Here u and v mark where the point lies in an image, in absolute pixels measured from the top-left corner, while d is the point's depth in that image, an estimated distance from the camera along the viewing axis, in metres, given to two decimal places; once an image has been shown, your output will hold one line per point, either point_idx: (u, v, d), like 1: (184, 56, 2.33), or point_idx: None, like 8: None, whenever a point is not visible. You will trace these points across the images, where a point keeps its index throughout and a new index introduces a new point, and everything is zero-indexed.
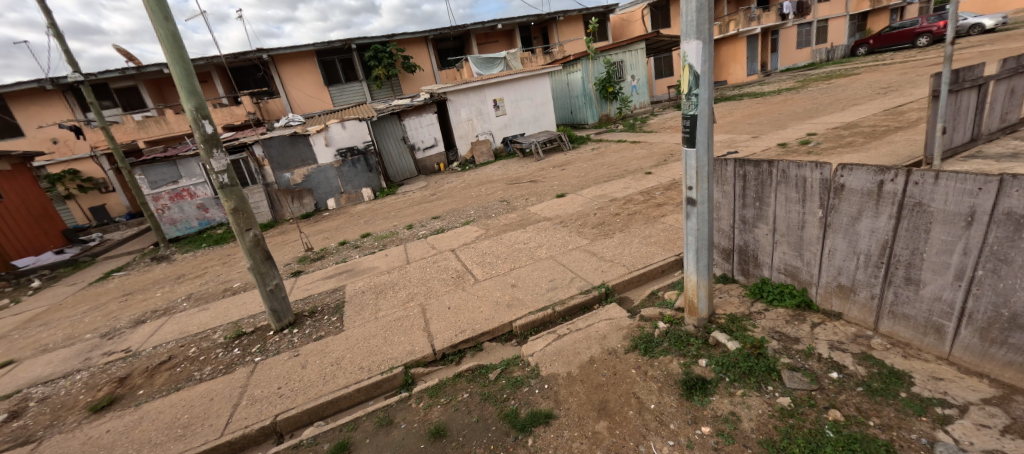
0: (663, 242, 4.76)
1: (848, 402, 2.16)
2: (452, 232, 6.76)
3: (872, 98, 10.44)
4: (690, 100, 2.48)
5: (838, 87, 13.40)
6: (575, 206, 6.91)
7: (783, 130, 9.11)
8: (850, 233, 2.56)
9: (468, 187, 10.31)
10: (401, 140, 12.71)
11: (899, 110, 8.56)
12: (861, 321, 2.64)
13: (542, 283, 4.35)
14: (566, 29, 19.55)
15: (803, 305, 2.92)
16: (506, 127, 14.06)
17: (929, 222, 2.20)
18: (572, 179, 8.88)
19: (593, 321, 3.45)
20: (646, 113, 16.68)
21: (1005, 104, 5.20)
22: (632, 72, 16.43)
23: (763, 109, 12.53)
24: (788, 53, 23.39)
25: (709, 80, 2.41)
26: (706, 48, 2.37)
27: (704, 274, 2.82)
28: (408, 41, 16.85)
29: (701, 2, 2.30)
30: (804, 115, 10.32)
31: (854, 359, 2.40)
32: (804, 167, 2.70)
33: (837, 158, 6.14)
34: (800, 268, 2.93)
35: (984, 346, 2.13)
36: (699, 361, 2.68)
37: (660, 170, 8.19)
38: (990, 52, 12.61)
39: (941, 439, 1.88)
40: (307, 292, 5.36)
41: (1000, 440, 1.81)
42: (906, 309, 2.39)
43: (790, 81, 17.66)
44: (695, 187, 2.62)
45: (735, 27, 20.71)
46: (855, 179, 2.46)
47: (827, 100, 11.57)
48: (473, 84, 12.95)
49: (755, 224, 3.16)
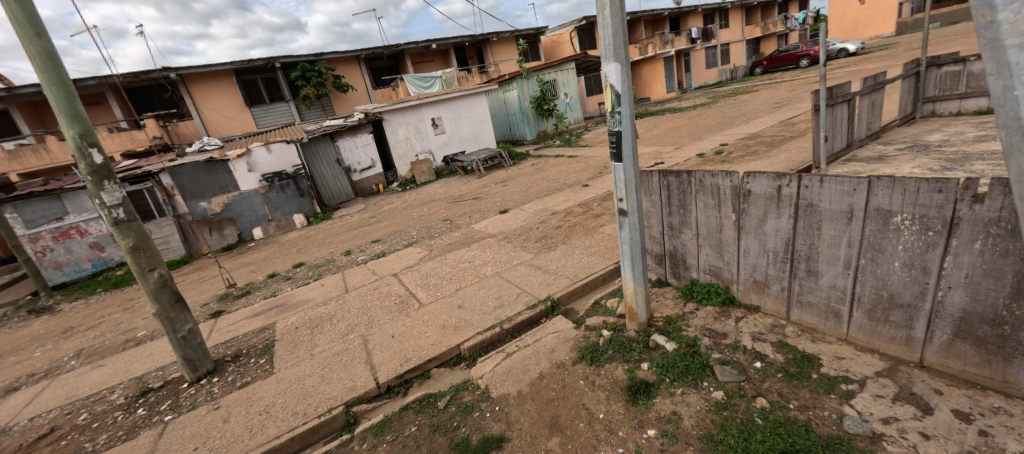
0: (603, 252, 4.95)
1: (772, 389, 2.35)
2: (394, 255, 6.52)
3: (769, 111, 11.86)
4: (613, 117, 2.63)
5: (742, 102, 15.06)
6: (518, 221, 7.01)
7: (700, 141, 10.01)
8: (760, 233, 2.84)
9: (409, 207, 10.07)
10: (335, 162, 12.10)
11: (791, 121, 9.81)
12: (776, 312, 2.92)
13: (489, 302, 4.32)
14: (500, 50, 20.14)
15: (727, 301, 3.17)
16: (445, 145, 14.01)
17: (820, 220, 2.49)
18: (513, 195, 8.99)
19: (540, 336, 3.47)
20: (580, 129, 17.51)
21: (870, 115, 6.13)
22: (564, 90, 17.20)
23: (682, 123, 13.70)
24: (699, 72, 25.87)
25: (629, 99, 2.58)
26: (624, 70, 2.53)
27: (640, 280, 2.96)
28: (338, 61, 16.32)
29: (616, 28, 2.47)
30: (716, 128, 11.41)
31: (773, 348, 2.64)
32: (717, 176, 2.96)
33: (746, 166, 6.86)
34: (722, 267, 3.19)
35: (873, 325, 2.42)
36: (641, 365, 2.78)
37: (596, 182, 8.58)
38: (853, 72, 14.93)
39: (847, 413, 2.10)
40: (229, 334, 4.84)
41: (892, 408, 2.06)
42: (810, 298, 2.68)
43: (702, 98, 19.54)
44: (624, 199, 2.76)
45: (652, 49, 22.76)
46: (758, 185, 2.73)
47: (734, 114, 12.96)
48: (410, 103, 12.79)
49: (681, 229, 3.39)
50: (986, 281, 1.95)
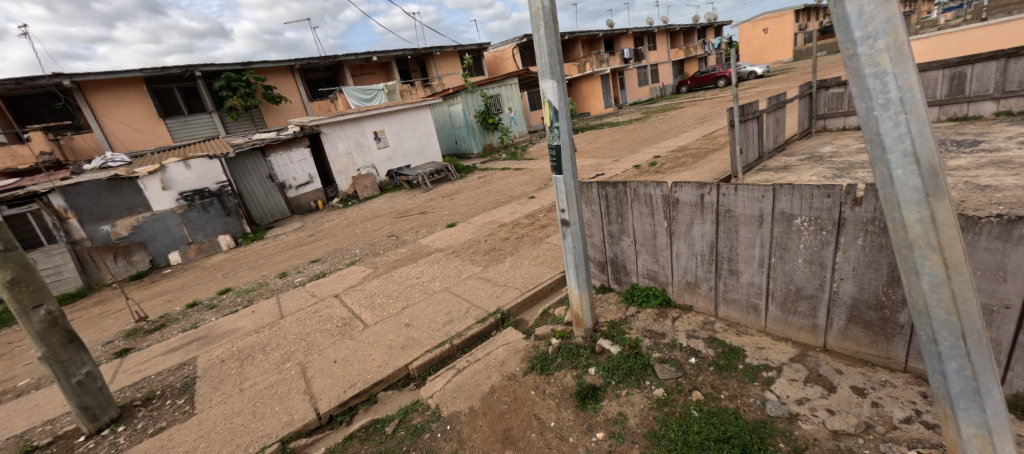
0: (549, 261, 5.08)
1: (705, 381, 2.53)
2: (335, 275, 6.21)
3: (694, 126, 12.92)
4: (553, 132, 2.74)
5: (671, 118, 16.28)
6: (466, 234, 6.98)
7: (636, 154, 10.64)
8: (688, 238, 3.08)
9: (351, 224, 9.67)
10: (267, 178, 11.31)
11: (714, 135, 10.76)
12: (706, 310, 3.16)
13: (437, 318, 4.24)
14: (443, 64, 20.18)
15: (664, 302, 3.39)
16: (388, 159, 13.67)
17: (737, 224, 2.76)
18: (460, 208, 8.95)
19: (491, 349, 3.47)
20: (525, 142, 17.91)
21: (776, 130, 6.91)
22: (508, 104, 17.55)
23: (619, 136, 14.50)
24: (632, 90, 27.63)
25: (566, 114, 2.71)
26: (559, 87, 2.66)
27: (584, 287, 3.07)
28: (269, 71, 15.43)
29: (551, 47, 2.59)
30: (650, 141, 12.20)
31: (705, 344, 2.85)
32: (648, 186, 3.17)
33: (676, 176, 7.41)
34: (658, 271, 3.40)
35: (786, 316, 2.70)
36: (588, 370, 2.88)
37: (541, 194, 8.79)
38: (762, 92, 16.75)
39: (769, 398, 2.31)
40: (139, 374, 4.31)
41: (805, 390, 2.30)
42: (733, 295, 2.94)
43: (635, 114, 20.85)
44: (566, 210, 2.87)
45: (590, 67, 24.00)
46: (684, 194, 2.97)
47: (664, 129, 13.97)
48: (350, 116, 12.38)
49: (620, 237, 3.57)
50: (868, 273, 2.27)
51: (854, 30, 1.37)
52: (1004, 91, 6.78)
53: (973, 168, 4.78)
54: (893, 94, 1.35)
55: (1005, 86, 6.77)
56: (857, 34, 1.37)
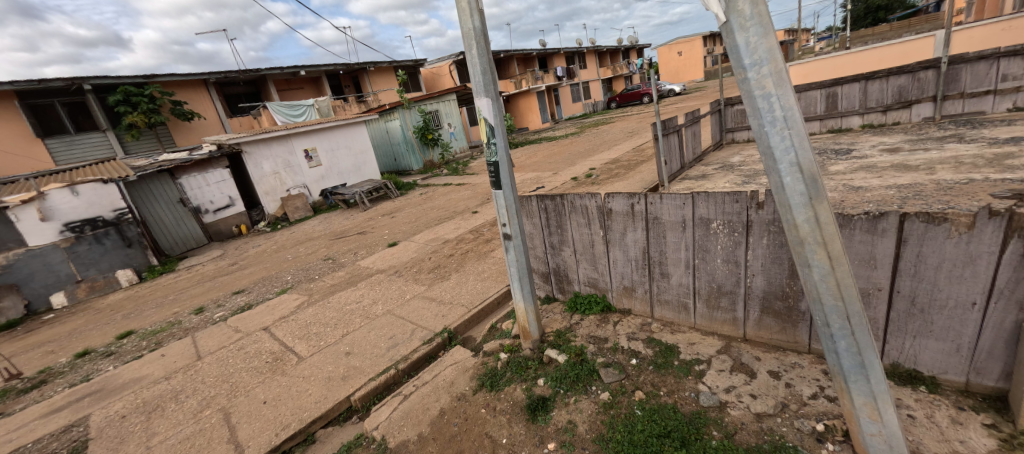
0: (495, 276, 5.10)
1: (646, 381, 2.68)
2: (263, 306, 5.74)
3: (625, 140, 13.80)
4: (490, 149, 2.80)
5: (603, 132, 17.25)
6: (408, 253, 6.81)
7: (573, 167, 11.10)
8: (623, 245, 3.26)
9: (281, 249, 9.02)
10: (178, 203, 10.24)
11: (642, 148, 11.55)
12: (643, 312, 3.36)
13: (381, 344, 4.06)
14: (378, 79, 19.78)
15: (605, 308, 3.54)
16: (321, 178, 13.01)
17: (664, 230, 2.98)
18: (401, 226, 8.73)
19: (439, 370, 3.39)
20: (466, 158, 17.95)
21: (694, 142, 7.61)
22: (448, 120, 17.59)
23: (556, 150, 15.06)
24: (567, 105, 28.92)
25: (502, 130, 2.78)
26: (494, 104, 2.73)
27: (530, 300, 3.13)
28: (179, 85, 14.12)
29: (484, 66, 2.67)
30: (585, 154, 12.79)
31: (644, 344, 3.02)
32: (583, 197, 3.32)
33: (611, 186, 7.83)
34: (598, 278, 3.55)
35: (711, 312, 2.95)
36: (537, 382, 2.92)
37: (484, 208, 8.84)
38: (680, 109, 18.37)
39: (702, 390, 2.50)
40: (13, 443, 3.63)
41: (731, 379, 2.52)
42: (665, 296, 3.16)
43: (571, 128, 21.81)
44: (507, 224, 2.93)
45: (526, 84, 24.81)
46: (617, 204, 3.15)
47: (598, 142, 14.75)
48: (276, 134, 11.65)
49: (560, 247, 3.69)
50: (774, 267, 2.56)
51: (744, 58, 1.58)
52: (867, 107, 8.07)
53: (849, 172, 5.59)
54: (778, 113, 1.58)
55: (867, 103, 8.06)
56: (746, 61, 1.57)
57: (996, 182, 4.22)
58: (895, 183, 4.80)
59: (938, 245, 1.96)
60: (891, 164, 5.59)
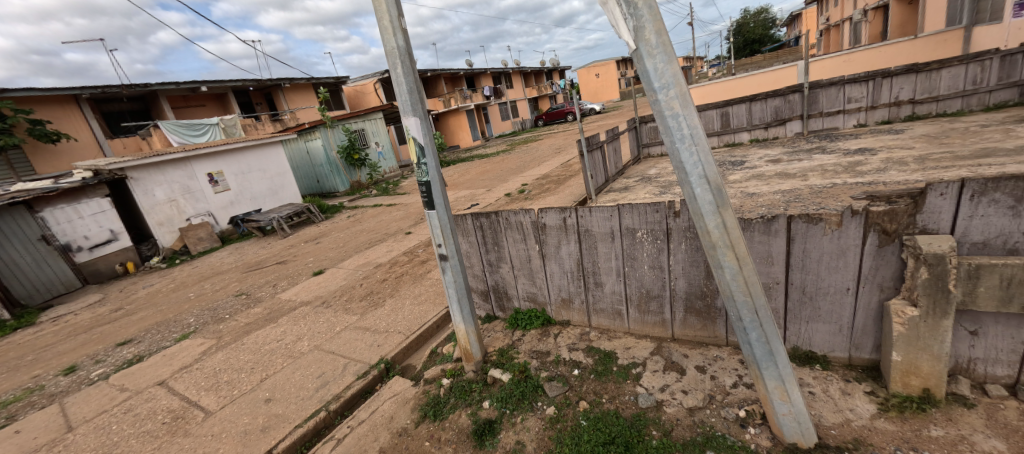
0: (433, 298, 4.92)
1: (588, 389, 2.72)
2: (161, 355, 4.98)
3: (554, 155, 14.35)
4: (420, 168, 2.73)
5: (533, 149, 17.80)
6: (336, 281, 6.37)
7: (506, 183, 11.25)
8: (558, 258, 3.32)
9: (182, 286, 7.97)
10: (39, 241, 8.61)
11: (570, 163, 12.08)
12: (581, 322, 3.44)
13: (308, 384, 3.70)
14: (295, 97, 18.65)
15: (546, 321, 3.57)
16: (230, 204, 11.81)
17: (595, 241, 3.09)
18: (327, 253, 8.17)
19: (376, 406, 3.16)
20: (395, 177, 17.44)
21: (616, 157, 8.11)
22: (374, 139, 17.05)
23: (489, 167, 15.21)
24: (496, 123, 29.49)
25: (432, 150, 2.72)
26: (422, 123, 2.66)
27: (470, 321, 3.05)
28: (41, 102, 12.08)
29: (409, 85, 2.61)
30: (517, 170, 13.06)
31: (584, 354, 3.07)
32: (517, 213, 3.35)
33: (543, 201, 8.06)
34: (536, 292, 3.57)
35: (642, 316, 3.10)
36: (482, 405, 2.83)
37: (418, 229, 8.60)
38: (602, 126, 19.61)
39: (640, 392, 2.58)
40: None
41: (665, 378, 2.64)
42: (601, 305, 3.26)
43: (501, 145, 22.20)
44: (442, 244, 2.85)
45: (455, 102, 24.92)
46: (549, 218, 3.21)
47: (529, 158, 15.16)
48: (171, 156, 10.40)
49: (498, 264, 3.67)
50: (693, 270, 2.75)
51: (653, 81, 1.70)
52: (752, 124, 9.22)
53: (744, 181, 6.30)
54: (687, 131, 1.72)
55: (753, 121, 9.21)
56: (656, 84, 1.70)
57: (853, 186, 5.01)
58: (781, 189, 5.50)
59: (819, 241, 2.24)
60: (776, 173, 6.41)
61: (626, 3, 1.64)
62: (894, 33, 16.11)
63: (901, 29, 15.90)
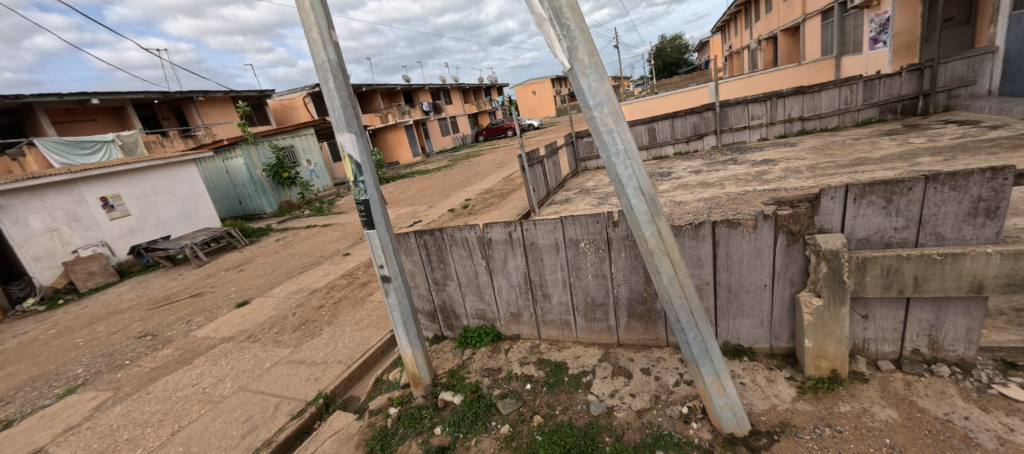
0: (376, 322, 4.70)
1: (541, 403, 2.74)
2: (43, 415, 4.24)
3: (495, 170, 14.52)
4: (358, 187, 2.63)
5: (475, 163, 17.89)
6: (265, 311, 5.88)
7: (449, 198, 11.17)
8: (505, 273, 3.34)
9: (73, 330, 6.90)
10: None
11: (511, 177, 12.29)
12: (531, 335, 3.47)
13: (233, 430, 3.35)
14: (210, 111, 17.23)
15: (495, 337, 3.56)
16: (132, 232, 10.54)
17: (541, 253, 3.15)
18: (253, 281, 7.54)
19: (315, 447, 2.92)
20: (330, 196, 16.62)
21: (556, 171, 8.37)
22: (306, 156, 16.23)
23: (431, 183, 15.03)
24: (437, 139, 29.31)
25: (370, 167, 2.64)
26: (359, 140, 2.58)
27: (417, 343, 2.96)
28: None
29: (344, 101, 2.52)
30: (459, 186, 13.02)
31: (536, 367, 3.09)
32: (462, 229, 3.32)
33: (486, 216, 8.10)
34: (485, 309, 3.55)
35: (589, 324, 3.19)
36: (434, 431, 2.73)
37: (357, 249, 8.23)
38: (541, 141, 20.26)
39: (591, 400, 2.64)
40: None
41: (614, 383, 2.73)
42: (549, 317, 3.32)
43: (443, 161, 22.06)
44: (385, 265, 2.75)
45: (392, 118, 24.41)
46: (495, 233, 3.23)
47: (471, 173, 15.21)
48: (54, 179, 9.09)
49: (445, 282, 3.61)
50: (633, 276, 2.90)
51: (589, 99, 1.80)
52: (676, 138, 10.03)
53: (672, 190, 6.81)
54: (620, 146, 1.83)
55: (676, 136, 10.02)
56: (591, 102, 1.80)
57: (761, 193, 5.61)
58: (702, 197, 6.02)
59: (739, 243, 2.47)
60: (698, 183, 7.00)
61: (560, 25, 1.72)
62: (783, 60, 18.54)
63: (788, 56, 18.34)
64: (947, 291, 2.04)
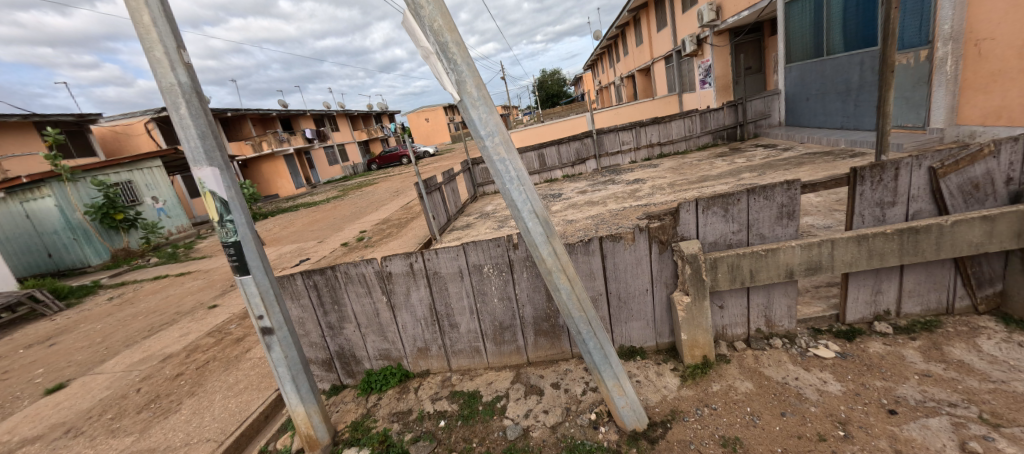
0: (255, 384, 4.10)
1: (456, 438, 2.67)
2: None
3: (392, 199, 14.05)
4: (225, 227, 2.31)
5: (369, 193, 17.10)
6: (96, 392, 4.71)
7: (341, 232, 10.45)
8: (409, 306, 3.22)
9: None
10: None
11: (409, 205, 12.02)
12: (440, 367, 3.38)
13: None
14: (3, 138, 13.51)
15: (403, 377, 3.38)
16: None
17: (445, 282, 3.12)
18: (77, 354, 6.01)
19: None
20: (189, 239, 14.26)
21: (454, 197, 8.39)
22: (150, 193, 13.85)
23: (319, 216, 13.89)
24: (323, 169, 27.35)
25: (240, 205, 2.35)
26: (224, 175, 2.29)
27: (310, 399, 2.67)
28: None
29: (203, 130, 2.24)
30: (352, 217, 12.27)
31: (448, 401, 3.01)
32: (358, 265, 3.13)
33: (385, 247, 7.75)
34: (389, 348, 3.37)
35: (498, 348, 3.24)
36: None
37: (227, 299, 7.15)
38: (438, 168, 20.29)
39: (508, 425, 2.66)
40: None
41: (528, 403, 2.80)
42: (458, 346, 3.29)
43: (332, 191, 20.59)
44: (265, 315, 2.43)
45: (268, 146, 22.05)
46: (395, 266, 3.11)
47: (365, 203, 14.47)
48: None
49: (341, 325, 3.33)
50: (536, 294, 3.05)
51: (480, 130, 1.90)
52: (563, 162, 10.91)
53: (563, 210, 7.37)
54: (513, 173, 1.96)
55: (563, 160, 10.91)
56: (482, 132, 1.90)
57: (636, 208, 6.40)
58: (589, 215, 6.63)
59: (622, 255, 2.76)
60: (584, 202, 7.69)
61: (446, 59, 1.81)
62: (641, 94, 21.62)
63: (645, 91, 21.45)
64: (772, 279, 2.56)
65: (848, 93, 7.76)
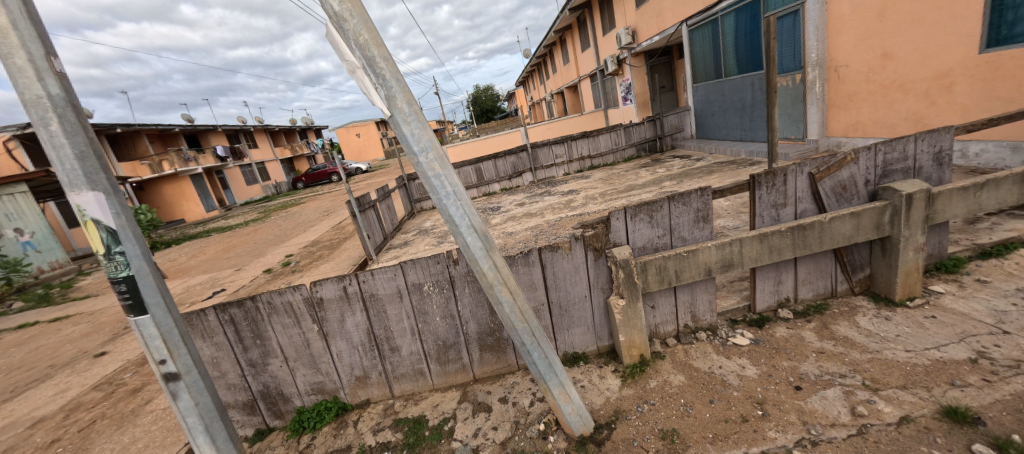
0: (157, 440, 3.57)
1: None
2: None
3: (321, 219, 13.23)
4: (112, 262, 1.78)
5: (295, 214, 15.95)
6: None
7: (263, 257, 9.60)
8: (344, 333, 3.03)
9: None
10: None
11: (341, 225, 11.41)
12: (381, 395, 3.21)
13: None
14: None
15: (340, 411, 3.16)
16: None
17: (383, 304, 2.99)
18: None
19: None
20: (69, 277, 12.21)
21: (389, 214, 8.06)
22: (13, 223, 11.76)
23: (237, 241, 12.66)
24: (239, 190, 25.05)
25: (134, 234, 1.84)
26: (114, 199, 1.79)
27: None
28: None
29: (81, 149, 1.75)
30: (276, 241, 11.34)
31: (392, 430, 2.86)
32: (284, 293, 2.89)
33: (315, 272, 7.26)
34: (323, 380, 3.14)
35: (442, 368, 3.15)
36: None
37: (120, 344, 6.21)
38: (372, 185, 19.53)
39: (457, 447, 2.58)
40: None
41: (476, 422, 2.75)
42: (400, 370, 3.15)
43: (252, 213, 18.90)
44: (171, 359, 1.92)
45: (169, 167, 19.66)
46: (326, 291, 2.91)
47: (290, 225, 13.47)
48: None
49: (266, 361, 3.04)
50: (479, 310, 3.03)
51: (413, 145, 1.87)
52: (500, 176, 11.06)
53: (502, 223, 7.45)
54: (451, 189, 1.95)
55: (500, 173, 11.06)
56: (415, 148, 1.87)
57: (571, 218, 6.66)
58: (528, 226, 6.76)
59: (560, 264, 2.85)
60: (523, 214, 7.85)
61: (374, 73, 1.77)
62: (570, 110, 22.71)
63: (573, 106, 22.56)
64: (693, 278, 2.80)
65: (744, 110, 8.79)
